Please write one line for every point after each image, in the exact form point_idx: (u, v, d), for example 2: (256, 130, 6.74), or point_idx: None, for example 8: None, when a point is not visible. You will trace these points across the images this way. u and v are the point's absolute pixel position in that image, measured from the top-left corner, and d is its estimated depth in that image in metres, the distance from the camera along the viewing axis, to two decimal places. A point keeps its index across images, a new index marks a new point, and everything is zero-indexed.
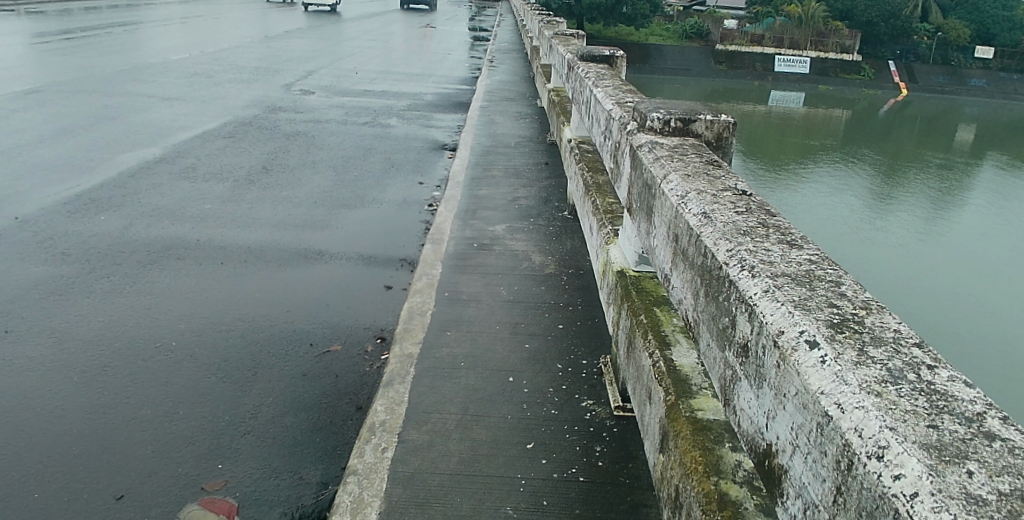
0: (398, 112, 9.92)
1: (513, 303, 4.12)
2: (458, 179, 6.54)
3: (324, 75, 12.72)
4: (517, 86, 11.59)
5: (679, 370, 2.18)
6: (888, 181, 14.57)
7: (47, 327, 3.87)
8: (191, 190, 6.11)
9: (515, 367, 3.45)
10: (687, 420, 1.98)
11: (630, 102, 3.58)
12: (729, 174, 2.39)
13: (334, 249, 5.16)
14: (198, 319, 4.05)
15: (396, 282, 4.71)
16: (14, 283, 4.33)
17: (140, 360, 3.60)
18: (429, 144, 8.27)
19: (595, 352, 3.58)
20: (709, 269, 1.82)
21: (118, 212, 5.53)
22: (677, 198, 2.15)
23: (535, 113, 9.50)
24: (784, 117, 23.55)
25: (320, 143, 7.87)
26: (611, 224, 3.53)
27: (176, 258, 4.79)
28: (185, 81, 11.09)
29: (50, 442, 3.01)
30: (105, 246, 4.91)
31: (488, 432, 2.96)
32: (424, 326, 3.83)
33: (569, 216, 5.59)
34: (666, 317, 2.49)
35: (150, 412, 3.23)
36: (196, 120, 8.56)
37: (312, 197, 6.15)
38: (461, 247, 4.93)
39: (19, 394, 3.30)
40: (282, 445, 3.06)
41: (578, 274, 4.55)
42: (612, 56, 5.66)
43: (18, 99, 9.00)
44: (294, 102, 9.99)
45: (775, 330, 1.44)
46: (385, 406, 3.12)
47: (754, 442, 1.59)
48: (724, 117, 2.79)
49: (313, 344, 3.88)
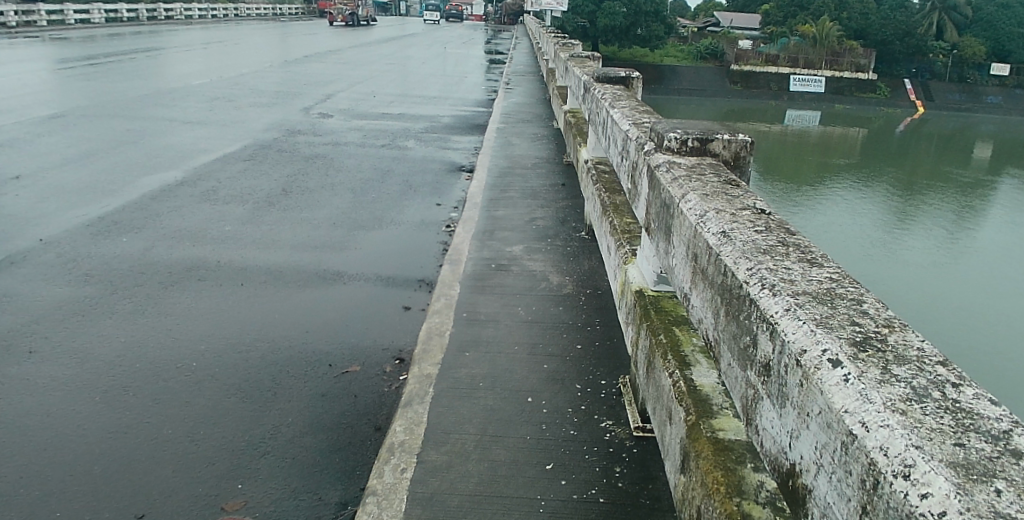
0: (415, 134, 10.01)
1: (531, 324, 4.12)
2: (475, 200, 6.58)
3: (343, 98, 12.85)
4: (533, 108, 11.68)
5: (699, 390, 2.20)
6: (907, 199, 14.43)
7: (71, 348, 3.92)
8: (211, 212, 6.19)
9: (534, 387, 3.46)
10: (709, 440, 2.00)
11: (647, 123, 3.59)
12: (748, 193, 2.38)
13: (353, 270, 5.21)
14: (219, 339, 4.09)
15: (414, 303, 4.74)
16: (38, 304, 4.40)
17: (161, 381, 3.64)
18: (445, 166, 8.33)
19: (613, 372, 3.58)
20: (729, 288, 1.81)
21: (139, 234, 5.60)
22: (696, 217, 2.15)
23: (551, 134, 9.59)
24: (802, 137, 23.41)
25: (338, 166, 7.95)
26: (628, 244, 3.54)
27: (196, 279, 4.85)
28: (205, 105, 11.25)
29: (73, 460, 3.04)
30: (128, 267, 4.99)
31: (507, 453, 2.96)
32: (442, 346, 3.83)
33: (587, 236, 5.61)
34: (686, 336, 2.51)
35: (170, 432, 3.25)
36: (217, 143, 8.67)
37: (332, 219, 6.21)
38: (478, 267, 4.96)
39: (42, 413, 3.35)
40: (302, 466, 3.07)
41: (596, 294, 4.56)
42: (628, 77, 5.65)
43: (44, 124, 9.15)
44: (313, 125, 10.10)
45: (798, 350, 1.43)
46: (404, 427, 3.12)
47: (778, 462, 1.57)
48: (741, 137, 2.81)
49: (331, 365, 3.90)
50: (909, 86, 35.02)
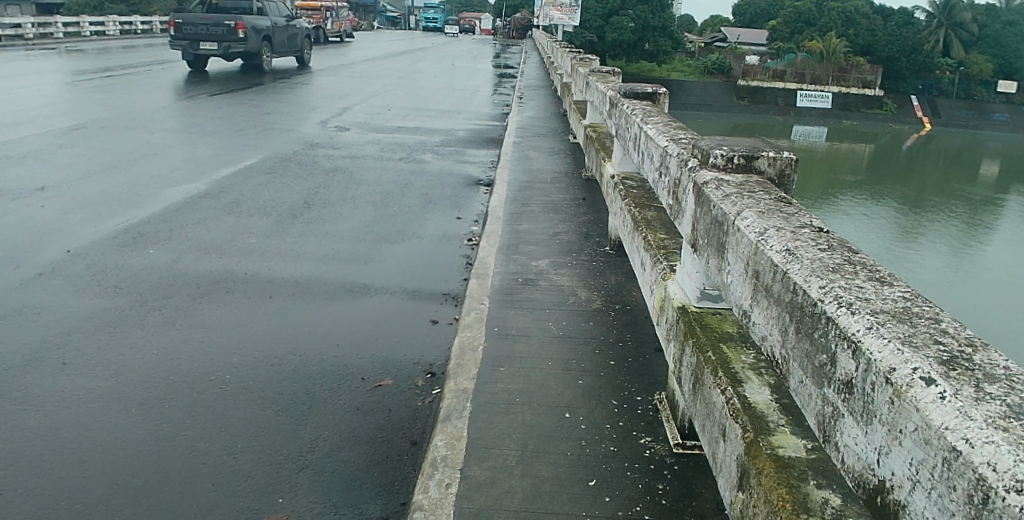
0: (432, 147, 10.05)
1: (562, 339, 4.11)
2: (497, 214, 6.60)
3: (358, 111, 12.92)
4: (548, 122, 11.74)
5: (754, 407, 2.19)
6: (914, 214, 14.54)
7: (104, 360, 3.93)
8: (237, 224, 6.21)
9: (571, 402, 3.45)
10: (769, 457, 1.99)
11: (685, 139, 3.60)
12: (801, 210, 2.39)
13: (379, 283, 5.22)
14: (251, 352, 4.09)
15: (441, 316, 4.74)
16: (68, 316, 4.40)
17: (196, 393, 3.65)
18: (463, 179, 8.35)
19: (648, 389, 3.57)
20: (800, 306, 1.81)
21: (166, 245, 5.63)
22: (756, 235, 2.15)
23: (568, 148, 9.63)
24: (809, 153, 23.44)
25: (358, 179, 7.98)
26: (665, 259, 3.54)
27: (225, 291, 4.86)
28: (224, 118, 11.30)
29: (113, 472, 3.04)
30: (156, 279, 5.01)
31: (549, 469, 2.95)
32: (477, 361, 3.83)
33: (612, 251, 5.61)
34: (735, 353, 2.50)
35: (208, 445, 3.25)
36: (237, 156, 8.71)
37: (355, 232, 6.23)
38: (506, 281, 4.96)
39: (78, 425, 3.35)
40: (341, 480, 3.07)
41: (626, 309, 4.55)
42: (655, 93, 5.65)
43: (64, 136, 9.20)
44: (332, 138, 10.17)
45: (886, 368, 1.43)
46: (445, 441, 3.11)
47: (861, 478, 1.56)
48: (786, 154, 2.82)
49: (364, 378, 3.90)
50: (915, 103, 35.08)
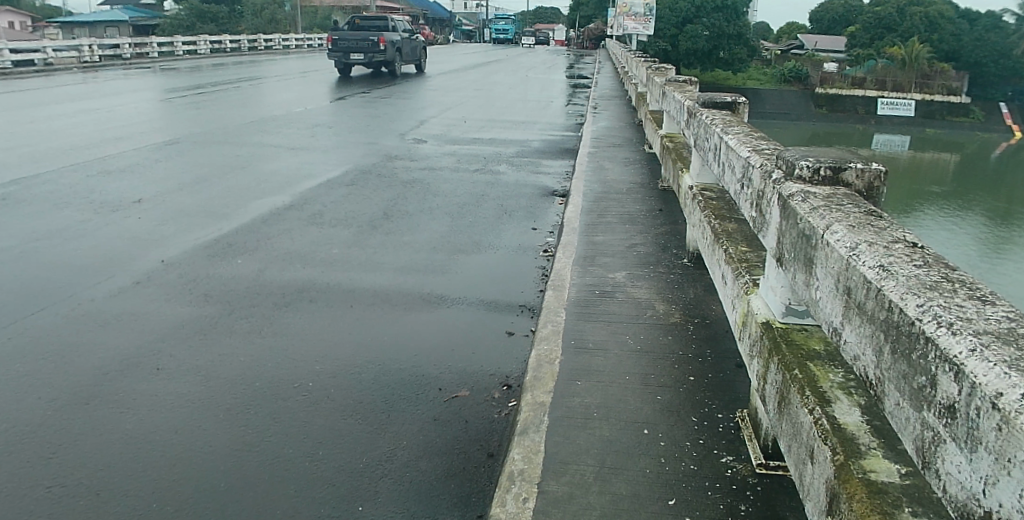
0: (507, 159, 10.12)
1: (641, 353, 4.06)
2: (573, 225, 6.58)
3: (435, 124, 13.14)
4: (622, 132, 11.68)
5: (844, 428, 2.10)
6: (1008, 228, 13.87)
7: (195, 366, 4.09)
8: (319, 235, 6.39)
9: (649, 418, 3.40)
10: (861, 482, 1.91)
11: (768, 150, 3.51)
12: (893, 224, 2.29)
13: (456, 294, 5.27)
14: (332, 361, 4.19)
15: (517, 328, 4.75)
16: (162, 323, 4.62)
17: (280, 400, 3.75)
18: (538, 190, 8.37)
19: (730, 406, 3.48)
20: (896, 325, 1.73)
21: (253, 255, 5.85)
22: (847, 250, 2.07)
23: (644, 159, 9.54)
24: (895, 161, 22.56)
25: (436, 190, 8.10)
26: (748, 273, 3.45)
27: (308, 301, 5.00)
28: (307, 132, 11.69)
29: (201, 476, 3.15)
30: (244, 288, 5.20)
31: (627, 486, 2.91)
32: (553, 374, 3.82)
33: (690, 263, 5.51)
34: (823, 372, 2.41)
35: (291, 452, 3.34)
36: (319, 168, 8.98)
37: (432, 243, 6.32)
38: (583, 294, 4.94)
39: (170, 429, 3.49)
40: (419, 490, 3.10)
41: (705, 324, 4.46)
42: (734, 102, 5.52)
43: (159, 150, 9.67)
44: (409, 150, 10.37)
45: (993, 392, 1.35)
46: (523, 455, 3.11)
47: (966, 509, 1.48)
48: (875, 166, 2.71)
49: (442, 389, 3.94)
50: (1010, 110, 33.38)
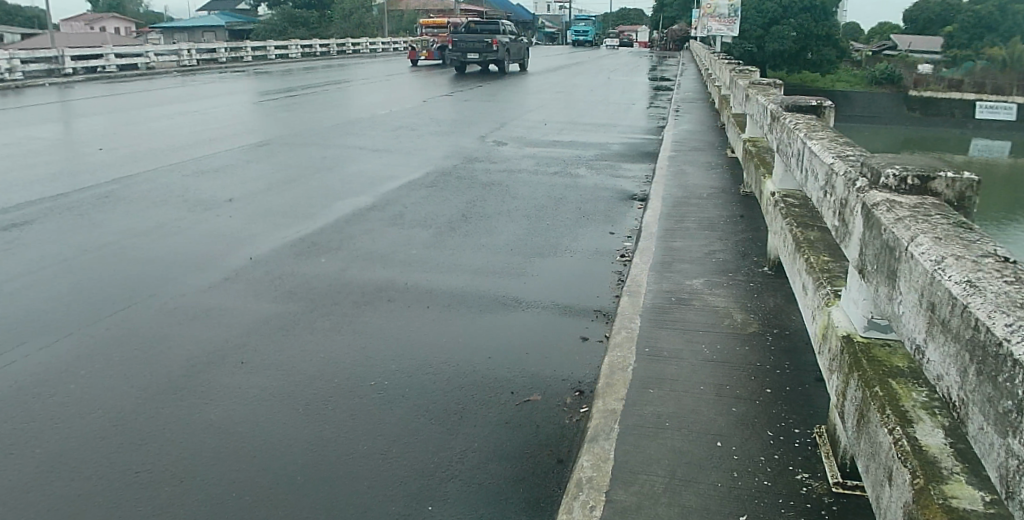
0: (586, 161, 10.10)
1: (716, 363, 3.98)
2: (651, 230, 6.51)
3: (515, 126, 13.24)
4: (704, 135, 11.48)
5: (926, 450, 2.02)
6: None
7: (278, 361, 4.26)
8: (399, 236, 6.54)
9: (723, 431, 3.33)
10: (942, 508, 1.83)
11: (853, 156, 3.38)
12: (985, 237, 2.17)
13: (531, 297, 5.30)
14: (407, 360, 4.29)
15: (591, 334, 4.74)
16: (250, 318, 4.82)
17: (356, 398, 3.87)
18: (617, 194, 8.32)
19: (808, 421, 3.37)
20: (983, 346, 1.65)
21: (335, 254, 6.04)
22: (932, 264, 1.98)
23: (726, 163, 9.35)
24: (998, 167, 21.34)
25: (514, 193, 8.16)
26: (829, 284, 3.34)
27: (387, 300, 5.13)
28: (390, 133, 11.99)
29: (280, 468, 3.28)
30: (326, 286, 5.37)
31: (697, 499, 2.87)
32: (625, 381, 3.79)
33: (771, 272, 5.37)
34: (905, 389, 2.32)
35: (365, 449, 3.44)
36: (401, 170, 9.18)
37: (509, 246, 6.37)
38: (659, 300, 4.88)
39: (253, 421, 3.65)
40: (487, 492, 3.14)
41: (784, 335, 4.34)
42: (819, 105, 5.30)
43: (251, 151, 10.10)
44: (489, 153, 10.48)
45: None
46: (592, 462, 3.11)
47: None
48: (968, 175, 2.56)
49: (514, 392, 3.97)
50: None
